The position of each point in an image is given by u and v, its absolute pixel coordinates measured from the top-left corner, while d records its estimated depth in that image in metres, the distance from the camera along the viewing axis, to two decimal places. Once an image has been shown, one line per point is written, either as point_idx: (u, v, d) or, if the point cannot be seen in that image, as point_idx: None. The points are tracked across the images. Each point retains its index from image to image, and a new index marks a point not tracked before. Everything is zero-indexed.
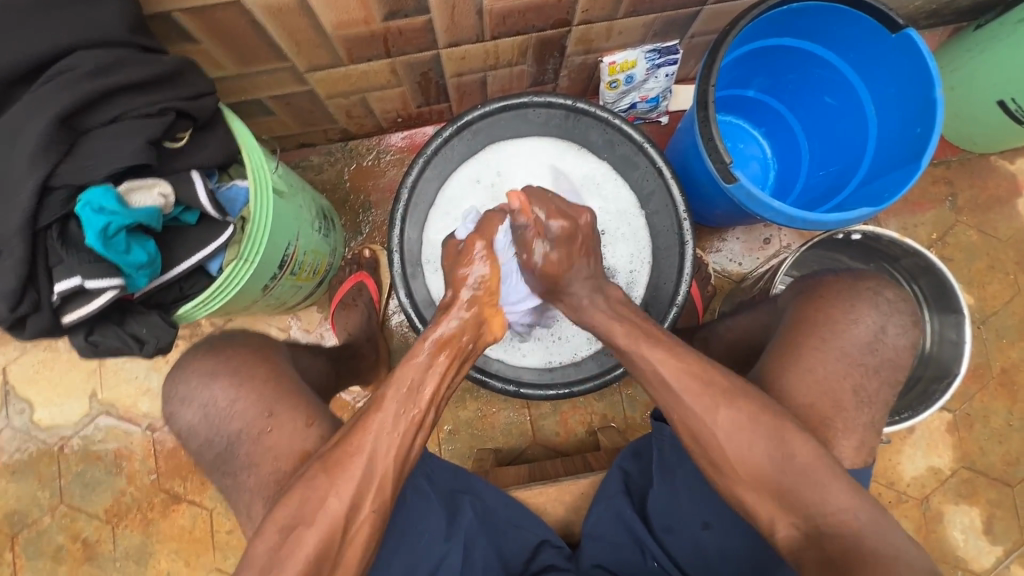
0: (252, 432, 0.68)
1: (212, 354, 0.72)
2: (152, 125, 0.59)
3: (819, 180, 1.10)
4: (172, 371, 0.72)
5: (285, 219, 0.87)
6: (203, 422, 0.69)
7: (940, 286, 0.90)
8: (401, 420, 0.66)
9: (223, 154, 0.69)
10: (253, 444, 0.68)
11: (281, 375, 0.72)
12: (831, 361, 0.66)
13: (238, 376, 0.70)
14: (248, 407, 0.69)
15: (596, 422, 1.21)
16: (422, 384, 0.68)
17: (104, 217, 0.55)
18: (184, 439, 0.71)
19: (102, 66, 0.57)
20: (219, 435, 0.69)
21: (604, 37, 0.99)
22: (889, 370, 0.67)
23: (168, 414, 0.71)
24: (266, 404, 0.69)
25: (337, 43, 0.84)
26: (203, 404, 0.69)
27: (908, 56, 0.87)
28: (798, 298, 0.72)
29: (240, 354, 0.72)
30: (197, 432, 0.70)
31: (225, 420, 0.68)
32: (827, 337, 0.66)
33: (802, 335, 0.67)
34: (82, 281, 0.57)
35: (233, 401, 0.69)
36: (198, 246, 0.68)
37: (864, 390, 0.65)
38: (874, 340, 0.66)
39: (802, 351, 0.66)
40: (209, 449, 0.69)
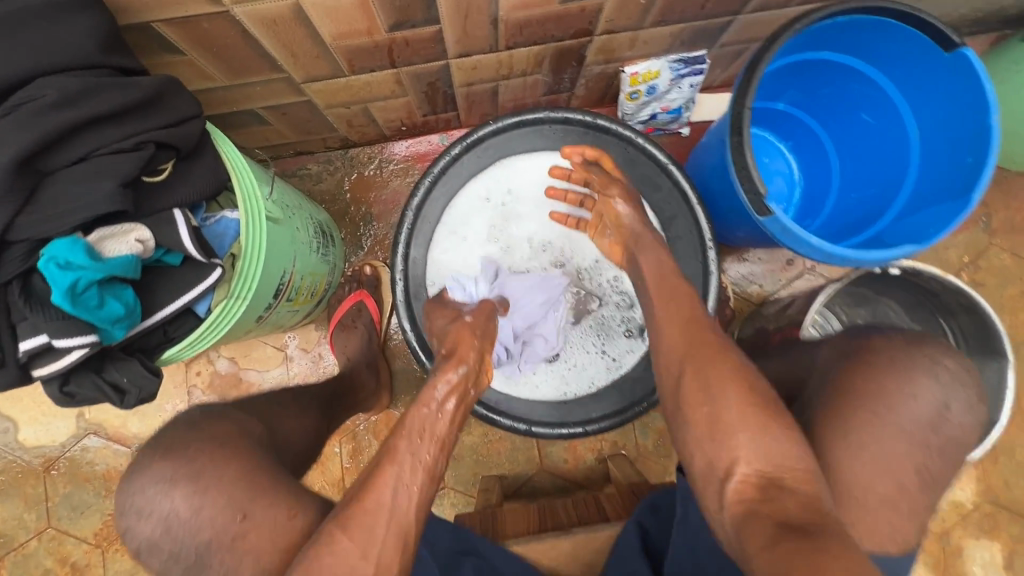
0: (225, 540, 0.56)
1: (163, 457, 0.58)
2: (128, 163, 0.52)
3: (851, 204, 1.01)
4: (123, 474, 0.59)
5: (281, 245, 0.80)
6: (164, 538, 0.57)
7: (983, 328, 0.84)
8: (416, 473, 0.62)
9: (211, 186, 0.62)
10: (228, 552, 0.56)
11: (259, 461, 0.61)
12: (886, 436, 0.56)
13: (200, 481, 0.57)
14: (217, 513, 0.56)
15: (606, 449, 1.16)
16: (434, 430, 0.66)
17: (71, 273, 0.48)
18: (144, 558, 0.59)
19: (68, 96, 0.49)
20: (186, 546, 0.56)
21: (627, 46, 0.91)
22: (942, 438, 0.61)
23: (122, 529, 0.58)
24: (238, 505, 0.56)
25: (337, 54, 0.76)
26: (162, 517, 0.57)
27: (960, 78, 0.79)
28: (839, 359, 0.62)
29: (206, 444, 0.59)
30: (159, 548, 0.57)
31: (190, 533, 0.56)
32: (880, 411, 0.56)
33: (851, 403, 0.58)
34: (49, 340, 0.51)
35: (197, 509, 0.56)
36: (184, 288, 0.61)
37: (925, 469, 0.55)
38: (936, 417, 0.56)
39: (849, 424, 0.57)
40: (176, 564, 0.57)
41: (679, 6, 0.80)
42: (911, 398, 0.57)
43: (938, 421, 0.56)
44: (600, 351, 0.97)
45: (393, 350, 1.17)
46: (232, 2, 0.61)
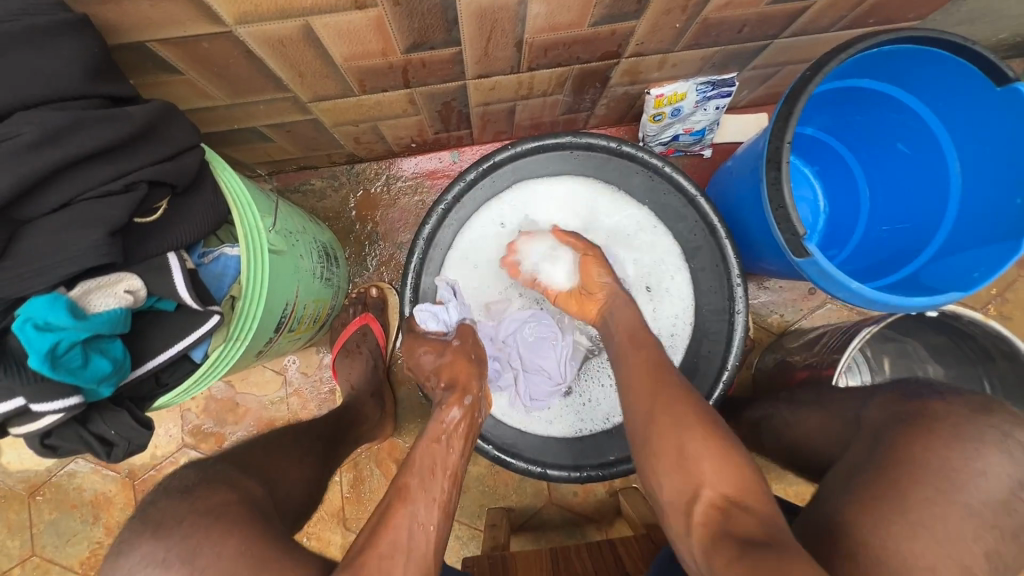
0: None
1: (148, 536, 0.46)
2: (117, 207, 0.46)
3: (880, 236, 0.97)
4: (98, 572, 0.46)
5: (283, 276, 0.75)
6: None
7: (1023, 379, 0.79)
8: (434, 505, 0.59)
9: (208, 224, 0.57)
10: None
11: (263, 521, 0.51)
12: (955, 517, 0.49)
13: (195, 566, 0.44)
14: None
15: (618, 482, 1.12)
16: (445, 463, 0.64)
17: (50, 335, 0.43)
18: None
19: (48, 133, 0.43)
20: None
21: (655, 68, 0.85)
22: None
23: None
24: None
25: (348, 75, 0.71)
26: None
27: (1014, 113, 0.74)
28: (896, 424, 0.57)
29: (206, 498, 0.50)
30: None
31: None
32: (945, 486, 0.50)
33: (908, 475, 0.52)
34: (26, 403, 0.45)
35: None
36: (179, 336, 0.56)
37: (998, 554, 0.49)
38: (1011, 497, 0.50)
39: (908, 501, 0.50)
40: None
41: (715, 29, 0.75)
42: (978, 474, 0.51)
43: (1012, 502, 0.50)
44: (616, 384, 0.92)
45: (398, 375, 1.12)
46: (235, 22, 0.56)
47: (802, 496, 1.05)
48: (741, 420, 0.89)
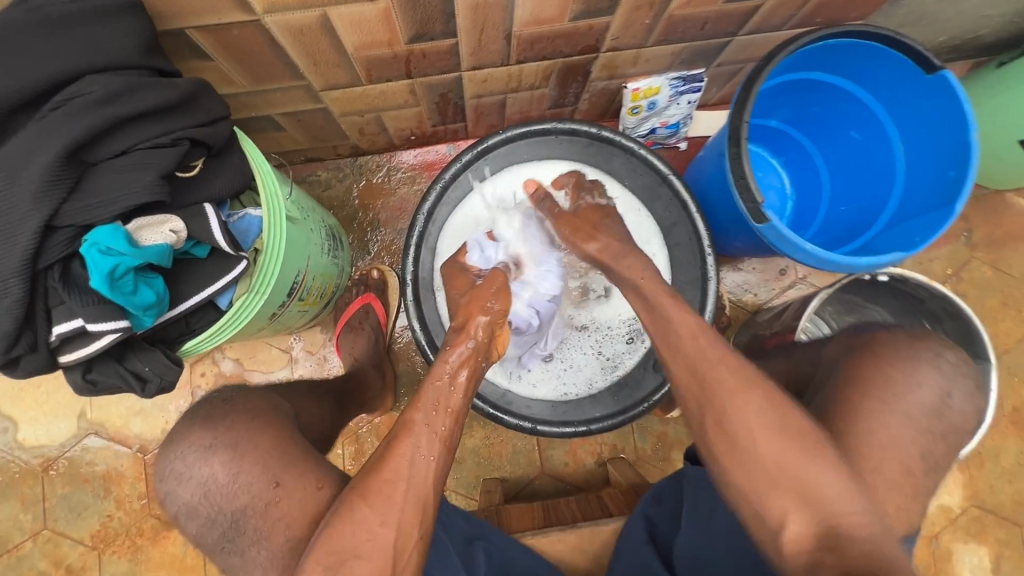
0: (258, 506, 0.62)
1: (208, 426, 0.66)
2: (165, 157, 0.55)
3: (840, 216, 1.07)
4: (164, 443, 0.68)
5: (296, 244, 0.82)
6: (203, 500, 0.64)
7: (965, 333, 0.88)
8: (434, 440, 0.64)
9: (237, 183, 0.65)
10: (262, 519, 0.62)
11: (287, 441, 0.66)
12: (897, 424, 0.59)
13: (238, 448, 0.64)
14: (252, 479, 0.63)
15: (606, 453, 1.18)
16: (448, 402, 0.68)
17: (112, 258, 0.51)
18: (183, 521, 0.65)
19: (112, 92, 0.52)
20: (223, 513, 0.63)
21: (630, 63, 0.96)
22: (950, 431, 0.63)
23: (162, 494, 0.66)
24: (273, 473, 0.63)
25: (357, 64, 0.80)
26: (202, 481, 0.64)
27: (941, 97, 0.85)
28: (852, 353, 0.67)
29: (240, 422, 0.67)
30: (197, 511, 0.64)
31: (227, 498, 0.62)
32: (888, 399, 0.61)
33: (861, 393, 0.62)
34: (84, 323, 0.53)
35: (235, 476, 0.63)
36: (209, 282, 0.63)
37: (931, 454, 0.60)
38: (940, 405, 0.60)
39: (861, 415, 0.60)
40: (212, 528, 0.63)
41: (680, 25, 0.85)
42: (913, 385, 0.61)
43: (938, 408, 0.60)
44: (597, 353, 1.00)
45: (398, 353, 1.19)
46: (263, 11, 0.65)
47: None
48: None
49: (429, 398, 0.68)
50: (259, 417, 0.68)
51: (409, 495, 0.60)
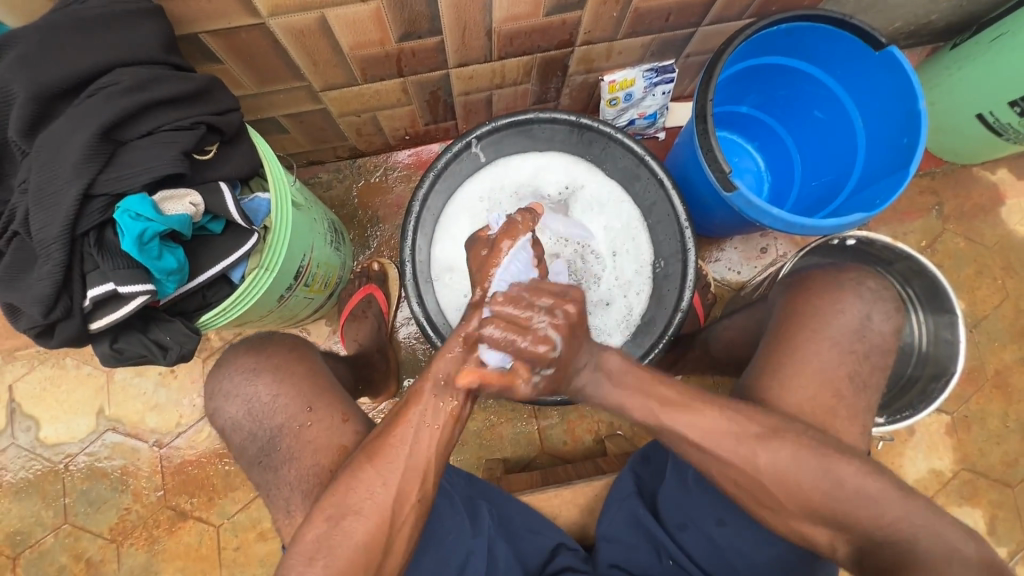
0: (294, 426, 0.70)
1: (254, 352, 0.74)
2: (186, 137, 0.62)
3: (812, 190, 1.14)
4: (216, 366, 0.75)
5: (302, 230, 0.88)
6: (246, 417, 0.72)
7: (932, 289, 0.95)
8: (438, 413, 0.66)
9: (248, 167, 0.72)
10: (295, 438, 0.70)
11: (319, 374, 0.75)
12: (824, 348, 0.72)
13: (279, 372, 0.73)
14: (291, 402, 0.71)
15: (603, 430, 1.22)
16: (459, 377, 0.66)
17: (141, 223, 0.58)
18: (228, 435, 0.73)
19: (139, 82, 0.60)
20: (263, 428, 0.71)
21: (604, 56, 1.04)
22: (876, 352, 0.73)
23: (213, 411, 0.73)
24: (306, 399, 0.71)
25: (353, 63, 0.88)
26: (247, 399, 0.72)
27: (892, 70, 0.92)
28: (788, 290, 0.79)
29: (279, 353, 0.75)
30: (241, 427, 0.72)
31: (267, 414, 0.70)
32: (816, 326, 0.73)
33: (794, 328, 0.74)
34: (116, 286, 0.59)
35: (277, 396, 0.71)
36: (224, 255, 0.70)
37: (857, 376, 0.72)
38: (860, 327, 0.72)
39: (797, 342, 0.73)
40: (253, 442, 0.71)
41: (647, 18, 0.93)
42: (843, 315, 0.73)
43: (860, 330, 0.72)
44: None
45: (399, 342, 1.24)
46: (268, 14, 0.73)
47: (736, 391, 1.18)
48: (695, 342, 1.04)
49: (441, 368, 0.67)
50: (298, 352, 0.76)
51: (412, 441, 0.65)
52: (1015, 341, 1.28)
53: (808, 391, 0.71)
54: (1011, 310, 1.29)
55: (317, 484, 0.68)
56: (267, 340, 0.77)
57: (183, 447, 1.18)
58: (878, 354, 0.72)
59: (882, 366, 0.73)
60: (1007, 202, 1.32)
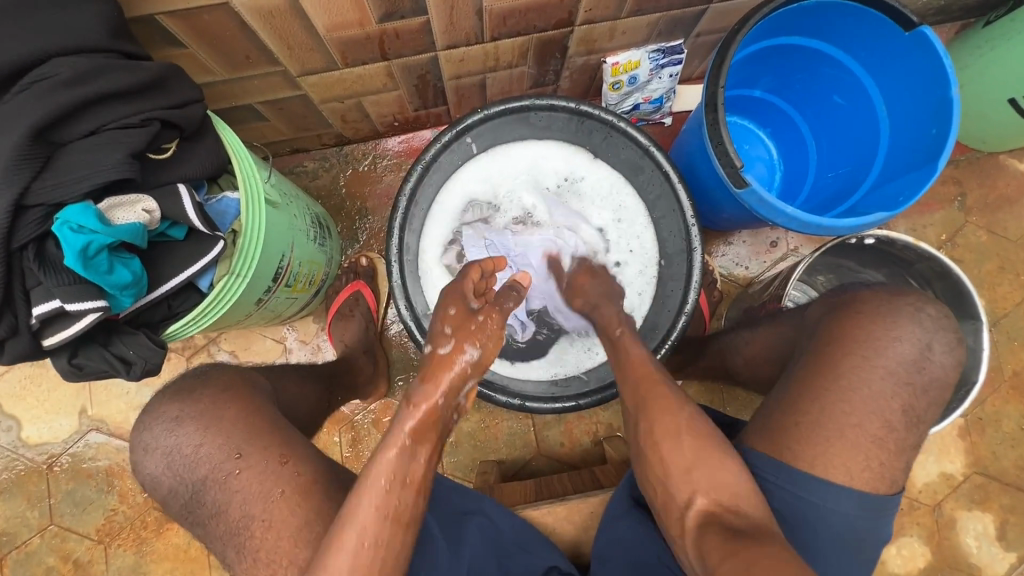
0: (217, 479, 0.65)
1: (178, 399, 0.69)
2: (135, 137, 0.56)
3: (828, 182, 1.06)
4: (137, 417, 0.70)
5: (279, 228, 0.82)
6: (166, 471, 0.67)
7: (956, 293, 0.89)
8: (385, 523, 0.57)
9: (213, 165, 0.66)
10: (220, 490, 0.64)
11: (252, 413, 0.69)
12: (862, 374, 0.66)
13: (203, 422, 0.67)
14: (215, 451, 0.65)
15: (602, 432, 1.17)
16: (407, 474, 0.60)
17: (83, 236, 0.53)
18: (150, 490, 0.68)
19: (79, 74, 0.53)
20: (185, 483, 0.66)
21: (607, 37, 0.95)
22: (936, 386, 0.67)
23: (133, 464, 0.68)
24: (235, 445, 0.65)
25: (330, 47, 0.81)
26: (167, 452, 0.67)
27: (924, 53, 0.84)
28: (832, 314, 0.72)
29: (208, 396, 0.69)
30: (161, 483, 0.67)
31: (189, 468, 0.65)
32: (868, 353, 0.66)
33: (842, 352, 0.67)
34: (62, 304, 0.54)
35: (198, 447, 0.65)
36: (187, 264, 0.64)
37: (914, 408, 0.66)
38: (921, 357, 0.66)
39: (843, 368, 0.66)
40: (174, 499, 0.66)
41: None
42: (870, 334, 0.67)
43: (922, 361, 0.66)
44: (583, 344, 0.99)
45: (390, 339, 1.19)
46: None
47: (750, 408, 1.13)
48: (706, 350, 0.98)
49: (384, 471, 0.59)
50: (229, 390, 0.70)
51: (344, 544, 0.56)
52: None
53: (835, 416, 0.64)
54: None
55: (291, 512, 0.63)
56: (200, 382, 0.71)
57: None
58: (915, 381, 0.66)
59: (941, 399, 0.68)
60: None
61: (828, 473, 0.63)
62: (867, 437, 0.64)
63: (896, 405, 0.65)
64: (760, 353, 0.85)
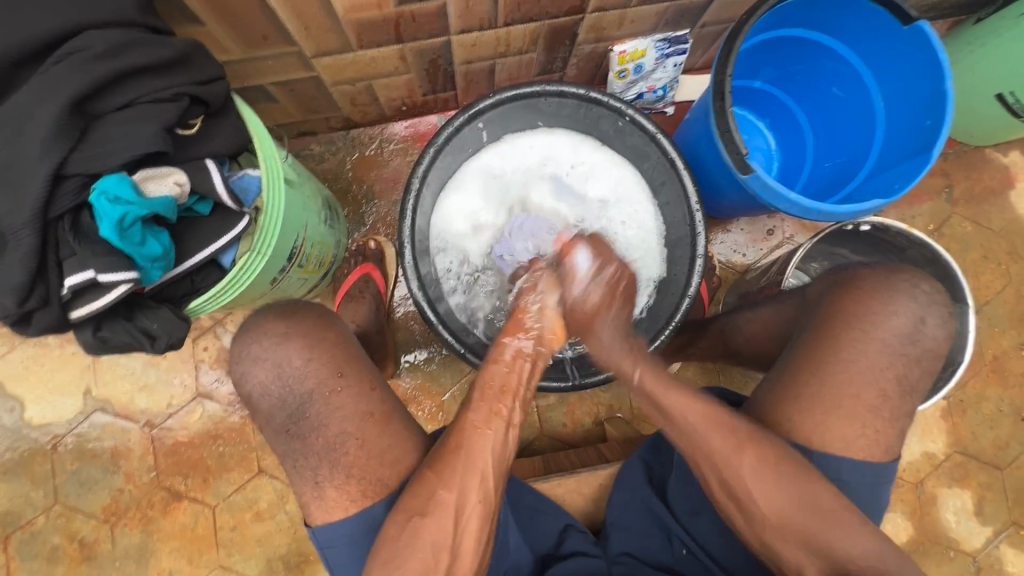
0: (323, 393, 0.66)
1: (284, 316, 0.69)
2: (168, 110, 0.57)
3: (824, 172, 1.10)
4: (242, 330, 0.69)
5: (294, 208, 0.83)
6: (276, 382, 0.67)
7: (945, 276, 0.93)
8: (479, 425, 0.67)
9: (237, 142, 0.67)
10: (324, 405, 0.66)
11: (348, 340, 0.71)
12: (866, 349, 0.69)
13: (310, 338, 0.68)
14: (321, 366, 0.67)
15: (603, 413, 1.20)
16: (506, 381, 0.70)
17: (120, 207, 0.53)
18: (253, 401, 0.68)
19: (113, 46, 0.54)
20: (292, 395, 0.66)
21: (615, 25, 0.97)
22: (928, 356, 0.71)
23: (239, 376, 0.68)
24: (337, 364, 0.68)
25: (347, 28, 0.82)
26: (276, 363, 0.67)
27: (920, 46, 0.87)
28: (833, 289, 0.75)
29: (310, 317, 0.70)
30: (270, 393, 0.67)
31: (299, 379, 0.66)
32: (867, 326, 0.70)
33: (844, 326, 0.71)
34: (95, 275, 0.55)
35: (307, 360, 0.67)
36: (214, 238, 0.65)
37: (907, 378, 0.70)
38: (915, 331, 0.70)
39: (843, 342, 0.70)
40: (281, 409, 0.66)
41: None
42: (876, 312, 0.70)
43: (915, 334, 0.70)
44: None
45: (397, 321, 1.20)
46: None
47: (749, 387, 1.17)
48: (710, 332, 1.01)
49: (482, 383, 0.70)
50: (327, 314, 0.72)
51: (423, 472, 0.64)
52: (1014, 326, 1.28)
53: (838, 389, 0.68)
54: (1013, 296, 1.28)
55: (379, 435, 0.67)
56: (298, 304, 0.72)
57: (174, 429, 1.16)
58: (910, 356, 0.70)
59: (932, 369, 0.72)
60: (1017, 185, 1.30)
61: (829, 440, 0.68)
62: (865, 405, 0.68)
63: (894, 378, 0.69)
64: (762, 334, 0.89)
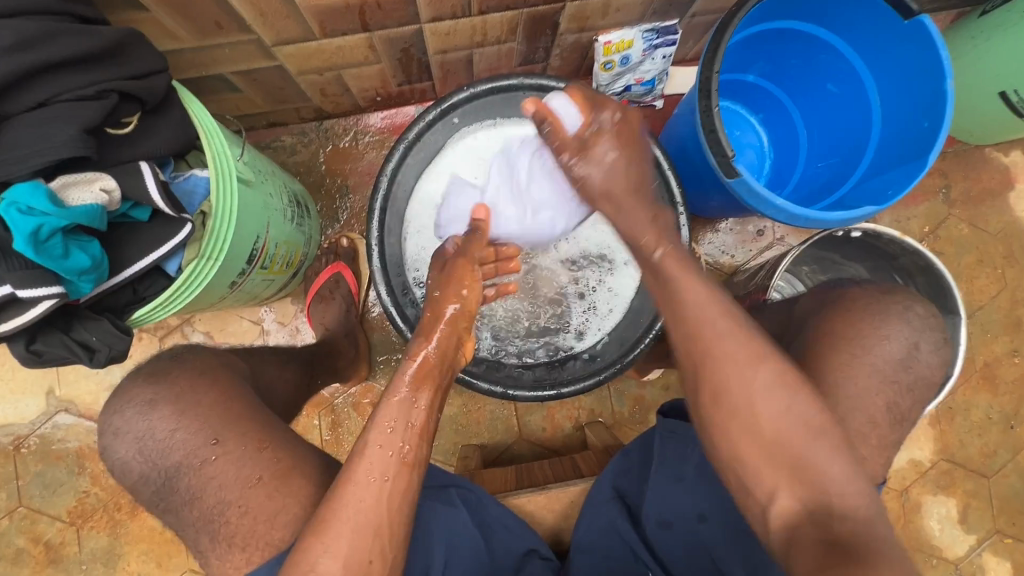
0: (192, 464, 0.63)
1: (152, 381, 0.66)
2: (91, 110, 0.53)
3: (817, 172, 1.05)
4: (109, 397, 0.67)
5: (252, 207, 0.78)
6: (138, 457, 0.64)
7: (937, 287, 0.90)
8: (389, 464, 0.61)
9: (179, 142, 0.62)
10: (195, 476, 0.63)
11: (235, 400, 0.67)
12: (854, 372, 0.66)
13: (180, 404, 0.65)
14: (189, 436, 0.64)
15: (584, 417, 1.17)
16: (409, 418, 0.64)
17: (34, 218, 0.50)
18: (119, 475, 0.65)
19: (25, 38, 0.49)
20: (157, 469, 0.64)
21: (600, 14, 0.91)
22: (921, 385, 0.68)
23: (102, 448, 0.66)
24: (211, 431, 0.64)
25: (308, 15, 0.76)
26: (139, 436, 0.64)
27: (921, 42, 0.82)
28: (823, 310, 0.72)
29: (184, 377, 0.67)
30: (132, 469, 0.64)
31: (161, 454, 0.63)
32: (857, 351, 0.66)
33: (831, 349, 0.67)
34: (13, 290, 0.51)
35: (173, 431, 0.63)
36: (154, 245, 0.61)
37: (893, 405, 0.66)
38: (907, 357, 0.67)
39: (829, 367, 0.66)
40: (145, 485, 0.64)
41: None
42: (875, 336, 0.67)
43: (908, 361, 0.67)
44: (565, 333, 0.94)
45: (372, 322, 1.17)
46: None
47: None
48: None
49: (386, 416, 0.64)
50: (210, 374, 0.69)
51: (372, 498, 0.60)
52: (1008, 332, 1.24)
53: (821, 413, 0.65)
54: (1008, 301, 1.25)
55: None
56: (175, 365, 0.69)
57: None
58: (893, 379, 0.66)
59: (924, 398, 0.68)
60: (1017, 187, 1.25)
61: None
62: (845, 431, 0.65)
63: (877, 404, 0.65)
64: None
